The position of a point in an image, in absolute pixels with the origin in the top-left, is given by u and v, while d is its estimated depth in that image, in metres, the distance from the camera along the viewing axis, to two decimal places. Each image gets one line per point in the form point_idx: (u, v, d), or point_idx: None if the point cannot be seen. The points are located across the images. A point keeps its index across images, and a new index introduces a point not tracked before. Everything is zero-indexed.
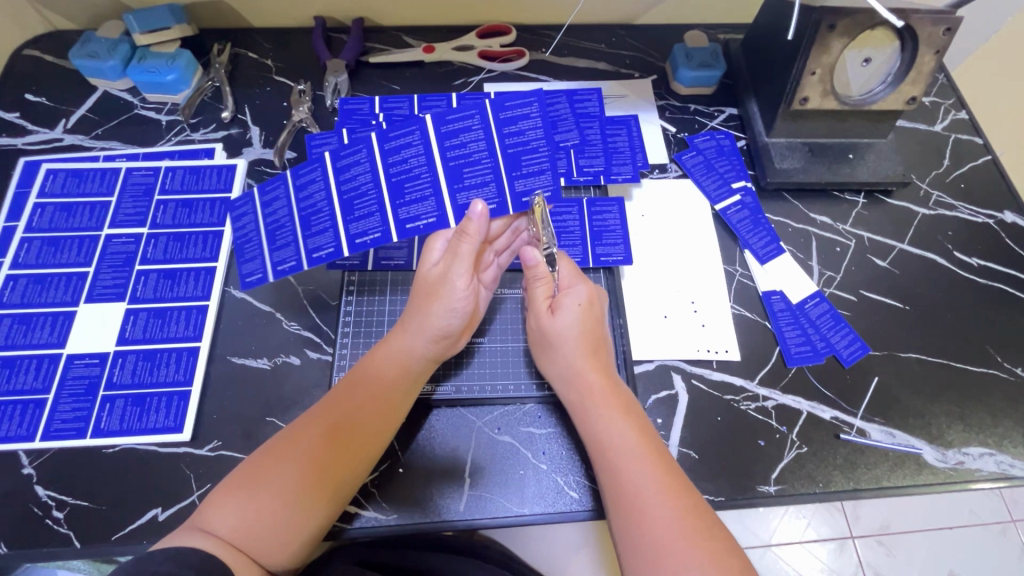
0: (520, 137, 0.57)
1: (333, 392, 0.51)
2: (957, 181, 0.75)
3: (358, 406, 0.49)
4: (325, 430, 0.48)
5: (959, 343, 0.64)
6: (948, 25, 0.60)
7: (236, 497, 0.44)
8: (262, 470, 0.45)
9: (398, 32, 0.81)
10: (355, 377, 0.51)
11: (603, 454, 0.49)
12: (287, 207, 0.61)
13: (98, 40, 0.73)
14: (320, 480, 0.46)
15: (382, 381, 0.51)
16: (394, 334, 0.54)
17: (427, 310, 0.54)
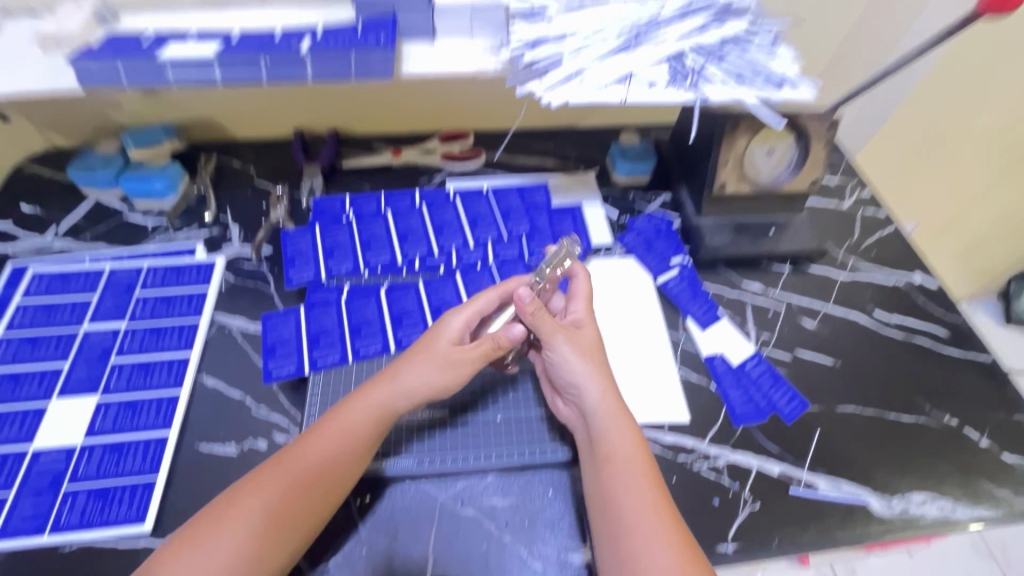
0: None
1: (298, 446, 0.53)
2: (869, 248, 0.84)
3: (318, 468, 0.52)
4: (283, 487, 0.50)
5: (889, 394, 0.70)
6: (830, 121, 0.72)
7: (192, 551, 0.47)
8: (222, 524, 0.48)
9: (370, 140, 0.92)
10: (322, 431, 0.54)
11: (606, 490, 0.53)
12: (295, 330, 0.67)
13: (94, 156, 0.81)
14: (269, 541, 0.49)
15: (343, 444, 0.53)
16: (375, 389, 0.56)
17: (416, 371, 0.56)
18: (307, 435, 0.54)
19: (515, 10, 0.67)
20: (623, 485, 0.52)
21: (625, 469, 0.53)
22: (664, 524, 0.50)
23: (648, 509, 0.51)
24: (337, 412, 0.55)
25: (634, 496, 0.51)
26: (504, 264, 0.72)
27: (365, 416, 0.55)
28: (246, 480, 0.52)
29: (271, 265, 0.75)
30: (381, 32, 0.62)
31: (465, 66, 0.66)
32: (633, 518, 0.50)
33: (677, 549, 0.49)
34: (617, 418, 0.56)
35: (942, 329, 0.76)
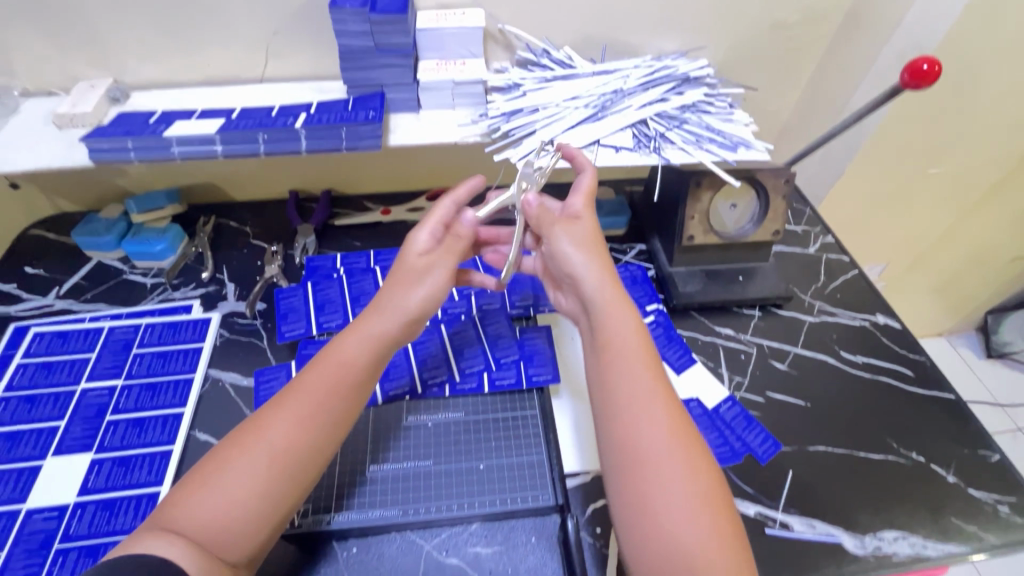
0: (496, 336, 0.73)
1: (299, 380, 0.54)
2: (834, 292, 0.89)
3: (322, 399, 0.53)
4: (290, 423, 0.51)
5: (857, 433, 0.73)
6: (786, 176, 0.78)
7: (200, 493, 0.47)
8: (229, 468, 0.48)
9: (360, 198, 0.98)
10: (318, 368, 0.55)
11: (614, 394, 0.53)
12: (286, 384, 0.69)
13: (98, 220, 0.86)
14: (284, 475, 0.49)
15: (340, 372, 0.55)
16: (364, 315, 0.60)
17: (403, 296, 0.60)
18: (307, 370, 0.55)
19: (492, 85, 0.74)
20: (621, 369, 0.54)
21: (622, 357, 0.55)
22: (665, 412, 0.51)
23: (649, 395, 0.52)
24: (332, 349, 0.58)
25: (631, 382, 0.53)
26: (487, 315, 0.75)
27: (358, 347, 0.57)
28: (249, 421, 0.52)
29: (264, 319, 0.78)
30: (370, 108, 0.68)
31: (445, 135, 0.72)
32: (632, 404, 0.52)
33: (677, 434, 0.50)
34: (616, 305, 0.58)
35: (906, 369, 0.80)
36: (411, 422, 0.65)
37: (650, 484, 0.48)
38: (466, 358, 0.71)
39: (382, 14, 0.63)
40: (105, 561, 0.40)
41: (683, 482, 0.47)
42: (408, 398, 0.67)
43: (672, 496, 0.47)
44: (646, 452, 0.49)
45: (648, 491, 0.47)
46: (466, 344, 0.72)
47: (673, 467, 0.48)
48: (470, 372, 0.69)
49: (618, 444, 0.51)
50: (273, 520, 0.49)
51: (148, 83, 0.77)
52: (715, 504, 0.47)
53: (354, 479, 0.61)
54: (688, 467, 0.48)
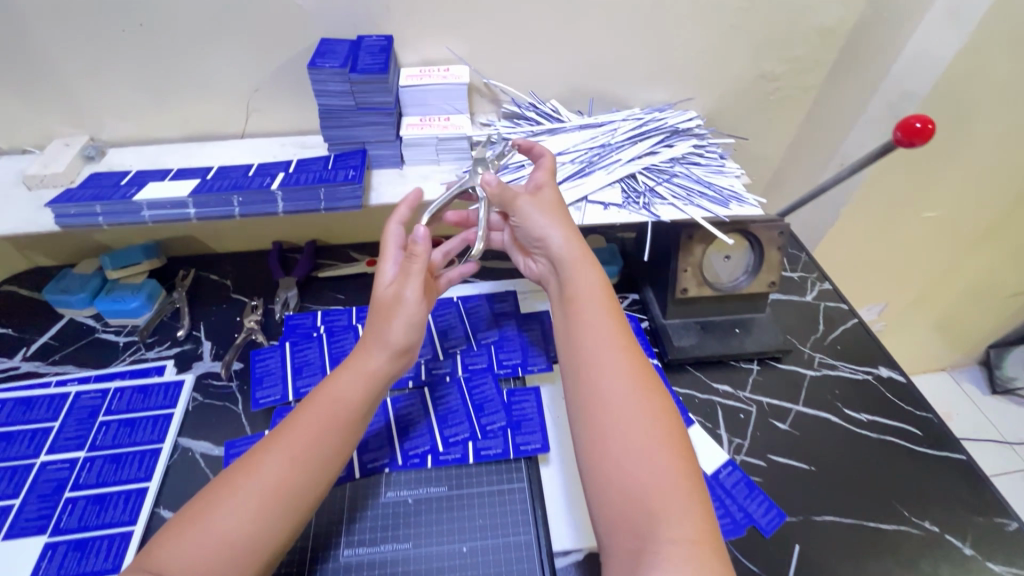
0: (482, 399, 0.70)
1: (295, 416, 0.52)
2: (834, 343, 0.86)
3: (313, 438, 0.51)
4: (280, 462, 0.49)
5: (866, 501, 0.69)
6: (779, 229, 0.76)
7: (186, 535, 0.45)
8: (216, 509, 0.46)
9: (346, 249, 0.95)
10: (309, 407, 0.53)
11: (575, 354, 0.54)
12: None
13: (72, 276, 0.83)
14: (271, 513, 0.47)
15: (330, 414, 0.53)
16: (356, 354, 0.57)
17: (383, 329, 0.57)
18: (297, 411, 0.53)
19: (477, 140, 0.73)
20: (586, 322, 0.55)
21: (586, 309, 0.56)
22: (627, 364, 0.52)
23: (612, 345, 0.53)
24: (323, 386, 0.55)
25: (596, 333, 0.54)
26: (473, 376, 0.72)
27: (348, 385, 0.54)
28: (239, 462, 0.50)
29: (240, 381, 0.75)
30: (351, 167, 0.66)
31: (428, 192, 0.70)
32: (597, 356, 0.53)
33: (641, 385, 0.51)
34: (583, 264, 0.59)
35: (913, 427, 0.76)
36: (389, 499, 0.61)
37: (608, 444, 0.48)
38: (450, 425, 0.67)
39: (361, 74, 0.61)
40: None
41: (643, 428, 0.48)
42: (388, 472, 0.63)
43: (625, 442, 0.48)
44: (607, 402, 0.50)
45: (608, 438, 0.48)
46: (450, 409, 0.68)
47: (635, 416, 0.49)
48: (454, 441, 0.66)
49: (583, 396, 0.52)
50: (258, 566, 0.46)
51: (127, 140, 0.75)
52: (674, 448, 0.48)
53: (325, 567, 0.56)
54: (648, 413, 0.49)
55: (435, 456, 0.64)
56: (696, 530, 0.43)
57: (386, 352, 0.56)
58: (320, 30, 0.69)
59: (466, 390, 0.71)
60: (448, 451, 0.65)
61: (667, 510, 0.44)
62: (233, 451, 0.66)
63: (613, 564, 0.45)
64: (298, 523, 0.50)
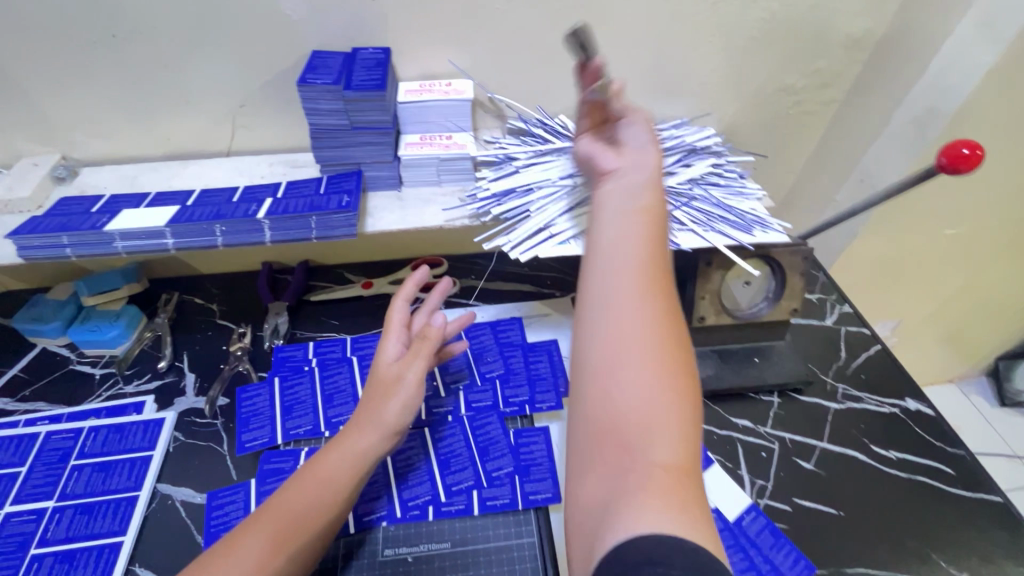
0: (487, 441, 0.65)
1: (276, 499, 0.49)
2: (857, 372, 0.82)
3: (301, 520, 0.48)
4: (261, 548, 0.45)
5: (900, 551, 0.64)
6: (804, 253, 0.71)
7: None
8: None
9: (340, 269, 0.90)
10: (298, 486, 0.50)
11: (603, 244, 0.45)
12: (243, 508, 0.59)
13: (45, 302, 0.77)
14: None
15: (319, 495, 0.50)
16: (345, 432, 0.54)
17: (378, 410, 0.54)
18: (282, 495, 0.49)
19: (481, 160, 0.67)
20: (620, 221, 0.46)
21: (626, 212, 0.47)
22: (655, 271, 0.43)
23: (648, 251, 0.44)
24: (314, 462, 0.52)
25: (623, 233, 0.45)
26: (478, 415, 0.67)
27: (338, 463, 0.51)
28: (217, 546, 0.45)
29: (225, 419, 0.69)
30: (345, 191, 0.61)
31: (429, 217, 0.65)
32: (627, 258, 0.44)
33: (661, 297, 0.42)
34: (638, 179, 0.50)
35: (945, 466, 0.72)
36: (387, 557, 0.56)
37: (613, 347, 0.40)
38: (453, 471, 0.62)
39: (356, 92, 0.56)
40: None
41: (655, 342, 0.40)
42: (384, 527, 0.58)
43: (632, 353, 0.40)
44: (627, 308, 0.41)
45: (618, 345, 0.40)
46: (453, 454, 0.63)
47: (646, 328, 0.41)
48: (458, 489, 0.61)
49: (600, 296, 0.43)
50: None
51: (101, 159, 0.70)
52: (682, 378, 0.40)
53: None
54: (665, 333, 0.41)
55: (437, 507, 0.59)
56: (681, 460, 0.36)
57: (381, 435, 0.53)
58: (311, 42, 0.64)
59: (470, 430, 0.66)
60: (451, 502, 0.60)
61: (660, 431, 0.37)
62: (218, 502, 0.60)
63: (586, 479, 0.38)
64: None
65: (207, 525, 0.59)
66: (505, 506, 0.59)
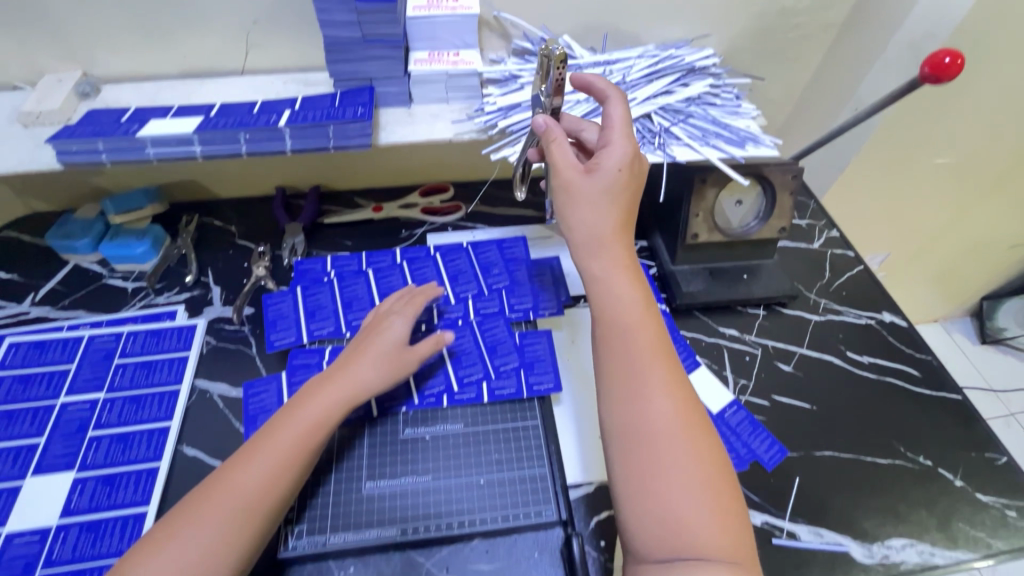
0: (495, 342, 0.71)
1: (254, 439, 0.54)
2: (840, 289, 0.87)
3: (289, 456, 0.53)
4: (257, 477, 0.51)
5: (865, 438, 0.71)
6: (793, 172, 0.75)
7: (162, 553, 0.46)
8: (191, 525, 0.48)
9: (351, 195, 0.94)
10: (279, 429, 0.54)
11: (620, 372, 0.52)
12: (277, 395, 0.66)
13: (74, 221, 0.81)
14: (240, 538, 0.48)
15: (303, 435, 0.54)
16: (321, 386, 0.58)
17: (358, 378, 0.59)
18: (262, 433, 0.54)
19: (488, 78, 0.70)
20: (632, 340, 0.53)
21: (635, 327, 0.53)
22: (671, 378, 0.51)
23: (650, 365, 0.51)
24: (295, 409, 0.56)
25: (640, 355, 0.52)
26: (485, 319, 0.73)
27: (319, 409, 0.56)
28: (212, 478, 0.51)
29: (252, 325, 0.75)
30: (359, 104, 0.64)
31: (438, 132, 0.68)
32: (641, 376, 0.51)
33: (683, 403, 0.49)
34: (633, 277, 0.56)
35: (913, 369, 0.78)
36: (407, 435, 0.63)
37: (654, 460, 0.47)
38: (464, 366, 0.68)
39: (369, 3, 0.58)
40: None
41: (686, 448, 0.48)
42: (403, 412, 0.65)
43: (671, 463, 0.47)
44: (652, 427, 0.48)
45: (651, 462, 0.47)
46: (463, 352, 0.69)
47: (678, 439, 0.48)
48: (468, 380, 0.67)
49: (622, 419, 0.49)
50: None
51: (121, 77, 0.72)
52: (713, 472, 0.47)
53: (347, 497, 0.58)
54: (688, 438, 0.48)
55: (450, 397, 0.66)
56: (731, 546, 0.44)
57: (359, 396, 0.58)
58: None
59: (479, 332, 0.71)
60: (463, 393, 0.66)
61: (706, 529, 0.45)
62: (254, 391, 0.67)
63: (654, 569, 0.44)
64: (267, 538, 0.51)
65: (246, 408, 0.66)
66: (512, 394, 0.66)
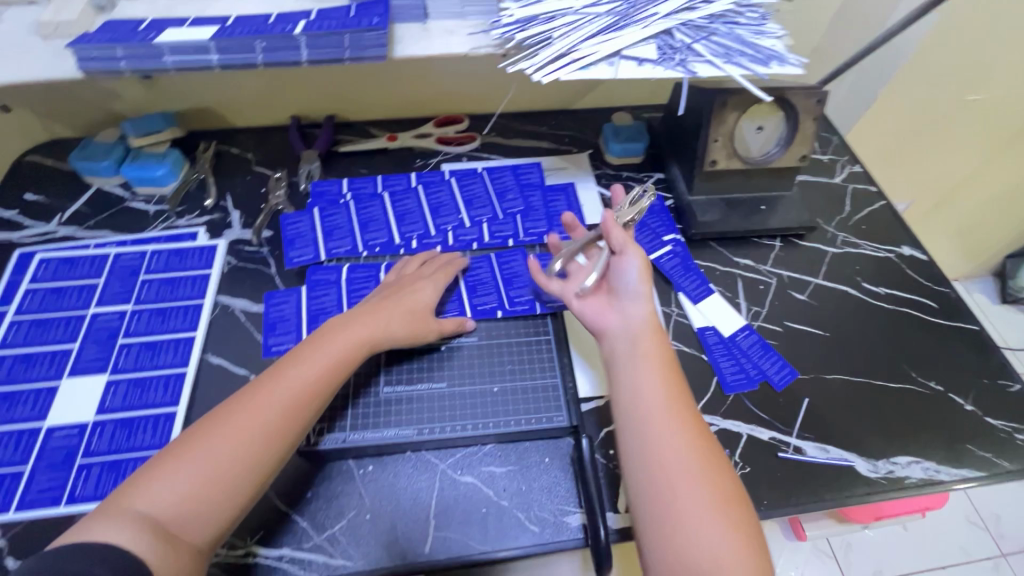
0: (512, 271, 0.72)
1: (261, 377, 0.52)
2: (859, 223, 0.86)
3: (309, 390, 0.52)
4: (278, 408, 0.50)
5: (877, 364, 0.71)
6: (818, 97, 0.73)
7: (172, 474, 0.45)
8: (204, 450, 0.47)
9: (365, 125, 0.93)
10: (300, 363, 0.53)
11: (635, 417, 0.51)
12: (295, 309, 0.68)
13: (95, 145, 0.82)
14: (253, 469, 0.47)
15: (326, 371, 0.54)
16: (340, 331, 0.57)
17: (378, 325, 0.59)
18: (275, 372, 0.52)
19: None
20: (652, 395, 0.52)
21: (652, 389, 0.52)
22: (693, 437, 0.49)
23: (679, 412, 0.51)
24: (319, 343, 0.55)
25: (657, 407, 0.51)
26: (504, 249, 0.74)
27: (345, 346, 0.56)
28: (232, 401, 0.50)
29: (271, 247, 0.77)
30: (375, 15, 0.63)
31: (454, 47, 0.67)
32: (661, 434, 0.49)
33: (705, 466, 0.48)
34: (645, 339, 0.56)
35: (930, 301, 0.78)
36: (424, 347, 0.67)
37: (677, 516, 0.45)
38: (479, 295, 0.70)
39: None
40: (49, 551, 0.40)
41: (707, 505, 0.46)
42: None
43: (694, 520, 0.45)
44: (671, 462, 0.48)
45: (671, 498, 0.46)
46: (479, 282, 0.71)
47: (699, 494, 0.46)
48: (483, 309, 0.69)
49: (644, 460, 0.49)
50: (237, 511, 0.47)
51: None
52: (736, 510, 0.46)
53: (368, 400, 0.63)
54: (709, 478, 0.47)
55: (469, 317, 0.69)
56: None
57: (384, 342, 0.59)
58: None
59: (496, 261, 0.73)
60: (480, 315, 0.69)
61: None
62: (274, 302, 0.69)
63: None
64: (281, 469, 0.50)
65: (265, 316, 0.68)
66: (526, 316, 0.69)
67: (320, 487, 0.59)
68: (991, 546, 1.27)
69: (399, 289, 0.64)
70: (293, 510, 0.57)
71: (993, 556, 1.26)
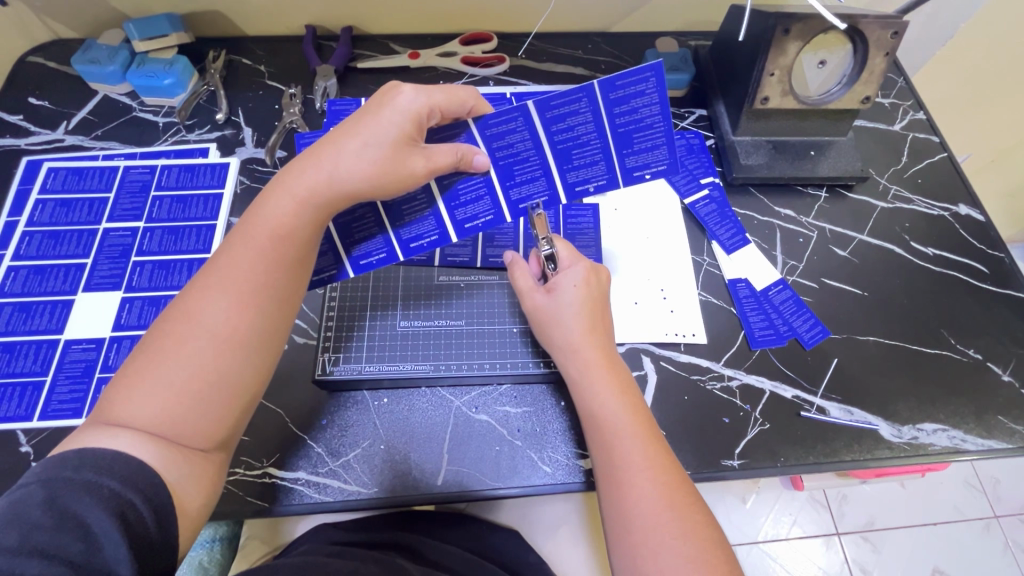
0: (632, 116, 0.51)
1: (200, 279, 0.47)
2: (915, 176, 0.79)
3: (254, 277, 0.47)
4: (225, 309, 0.45)
5: (916, 329, 0.68)
6: (895, 28, 0.63)
7: (140, 387, 0.42)
8: (162, 364, 0.43)
9: (385, 39, 0.85)
10: (240, 245, 0.48)
11: (608, 470, 0.50)
12: None
13: (98, 47, 0.76)
14: (220, 382, 0.44)
15: (268, 245, 0.48)
16: (275, 197, 0.49)
17: (331, 175, 0.49)
18: (215, 269, 0.47)
19: None
20: (621, 442, 0.51)
21: (621, 436, 0.51)
22: (666, 484, 0.48)
23: (649, 461, 0.50)
24: (251, 221, 0.49)
25: (626, 453, 0.50)
26: (619, 83, 0.49)
27: (283, 211, 0.49)
28: (171, 309, 0.46)
29: None
30: None
31: None
32: (631, 484, 0.49)
33: (675, 513, 0.47)
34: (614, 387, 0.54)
35: (982, 265, 0.73)
36: (443, 282, 0.65)
37: (645, 562, 0.46)
38: (575, 166, 0.55)
39: None
40: (52, 456, 0.40)
41: (678, 553, 0.45)
42: (435, 266, 0.66)
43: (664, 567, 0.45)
44: (635, 522, 0.47)
45: (643, 555, 0.46)
46: (578, 145, 0.53)
47: (668, 540, 0.46)
48: (578, 187, 0.57)
49: (614, 508, 0.49)
50: (235, 412, 0.45)
51: None
52: (711, 557, 0.45)
53: (383, 333, 0.62)
54: (683, 527, 0.46)
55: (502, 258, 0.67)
56: None
57: (336, 187, 0.49)
58: None
59: (603, 99, 0.50)
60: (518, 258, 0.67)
61: None
62: None
63: None
64: (263, 372, 0.47)
65: None
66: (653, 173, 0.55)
67: (335, 415, 0.59)
68: (984, 507, 1.28)
69: (358, 117, 0.51)
70: (307, 435, 0.58)
71: (986, 516, 1.28)
